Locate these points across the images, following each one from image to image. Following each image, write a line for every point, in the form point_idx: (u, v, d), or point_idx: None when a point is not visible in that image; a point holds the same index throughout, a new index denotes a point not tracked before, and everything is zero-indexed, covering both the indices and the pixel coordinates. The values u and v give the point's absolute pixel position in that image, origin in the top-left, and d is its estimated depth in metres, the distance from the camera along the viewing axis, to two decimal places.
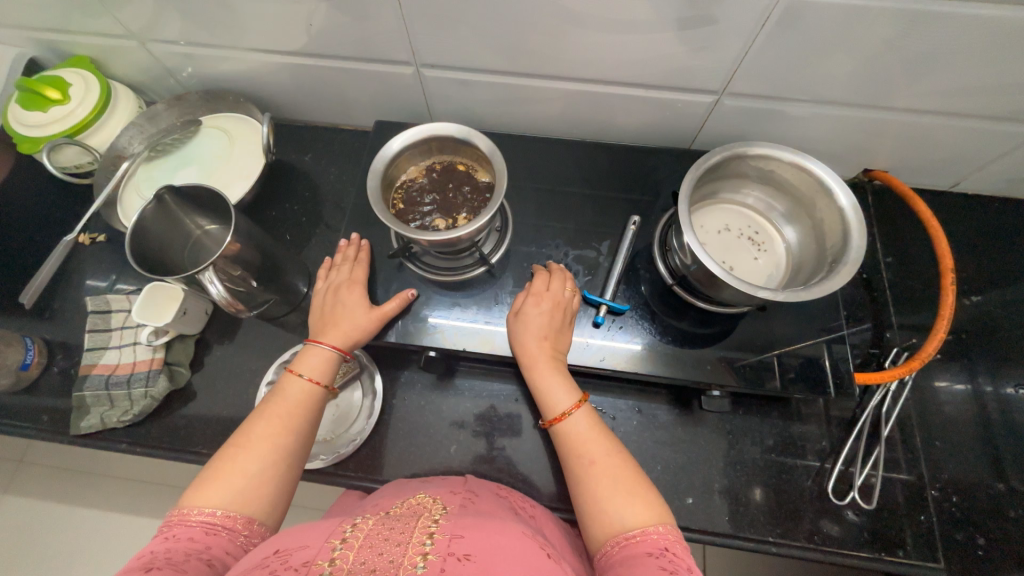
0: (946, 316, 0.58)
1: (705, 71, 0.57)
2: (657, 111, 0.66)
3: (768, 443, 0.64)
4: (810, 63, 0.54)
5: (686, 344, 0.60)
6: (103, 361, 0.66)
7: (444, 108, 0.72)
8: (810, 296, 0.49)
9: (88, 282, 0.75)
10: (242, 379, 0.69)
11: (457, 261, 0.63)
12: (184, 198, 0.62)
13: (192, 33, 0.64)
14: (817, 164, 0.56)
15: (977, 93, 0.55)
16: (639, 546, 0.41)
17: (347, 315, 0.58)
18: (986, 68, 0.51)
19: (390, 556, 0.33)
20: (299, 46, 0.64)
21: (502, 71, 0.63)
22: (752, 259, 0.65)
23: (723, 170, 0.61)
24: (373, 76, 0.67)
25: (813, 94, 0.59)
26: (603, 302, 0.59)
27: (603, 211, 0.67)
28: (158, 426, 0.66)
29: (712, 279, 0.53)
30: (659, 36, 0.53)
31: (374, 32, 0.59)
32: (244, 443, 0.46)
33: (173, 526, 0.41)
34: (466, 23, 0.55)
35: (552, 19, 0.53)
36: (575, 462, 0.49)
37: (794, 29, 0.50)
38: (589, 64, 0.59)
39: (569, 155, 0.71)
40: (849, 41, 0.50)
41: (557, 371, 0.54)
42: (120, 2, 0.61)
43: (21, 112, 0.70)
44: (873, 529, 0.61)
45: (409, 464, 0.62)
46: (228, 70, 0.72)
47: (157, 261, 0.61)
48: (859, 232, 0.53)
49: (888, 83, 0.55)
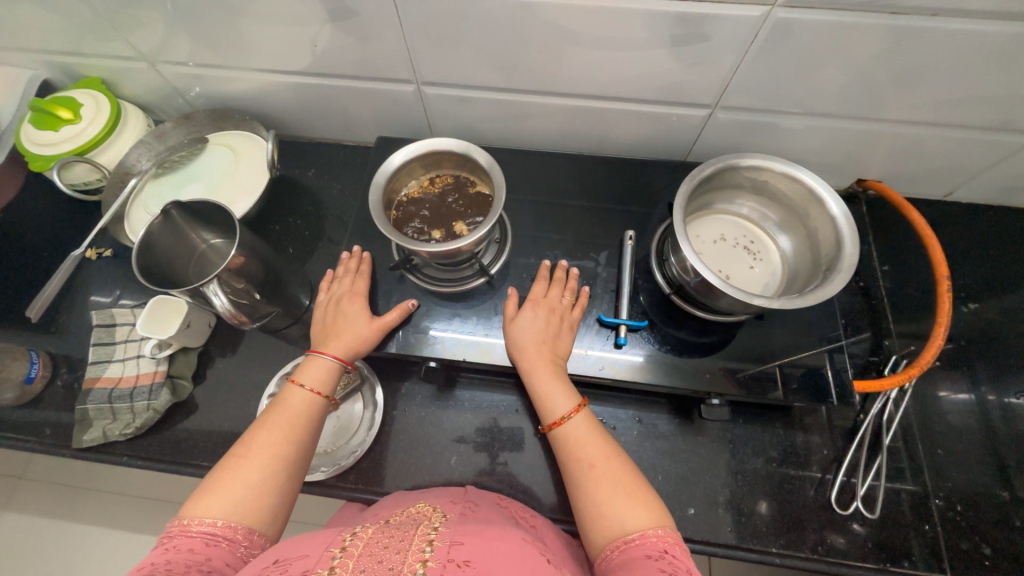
0: (944, 323, 0.59)
1: (699, 85, 0.59)
2: (654, 125, 0.67)
3: (770, 453, 0.64)
4: (800, 78, 0.55)
5: (686, 352, 0.60)
6: (107, 375, 0.66)
7: (444, 124, 0.74)
8: (806, 303, 0.50)
9: (93, 297, 0.76)
10: (244, 391, 0.69)
11: (457, 272, 0.63)
12: (190, 212, 0.63)
13: (201, 54, 0.67)
14: (808, 173, 0.57)
15: (964, 105, 0.56)
16: (638, 548, 0.41)
17: (348, 326, 0.58)
18: (970, 80, 0.53)
19: (390, 562, 0.33)
20: (303, 66, 0.66)
21: (500, 87, 0.64)
22: (748, 268, 0.65)
23: (717, 180, 0.62)
24: (375, 93, 0.69)
25: (804, 106, 0.60)
26: (621, 323, 0.59)
27: (601, 222, 0.68)
28: (160, 439, 0.66)
29: (709, 288, 0.53)
30: (652, 53, 0.55)
31: (376, 52, 0.61)
32: (245, 453, 0.46)
33: (173, 537, 0.40)
34: (466, 41, 0.57)
35: (549, 37, 0.55)
36: (574, 466, 0.49)
37: (781, 46, 0.51)
38: (586, 80, 0.61)
39: (567, 168, 0.73)
40: (837, 56, 0.52)
41: (557, 376, 0.54)
42: (132, 24, 0.63)
43: (33, 131, 0.72)
44: (878, 539, 0.60)
45: (408, 475, 0.62)
46: (234, 89, 0.74)
47: (162, 275, 0.62)
48: (852, 239, 0.54)
49: (877, 94, 0.57)
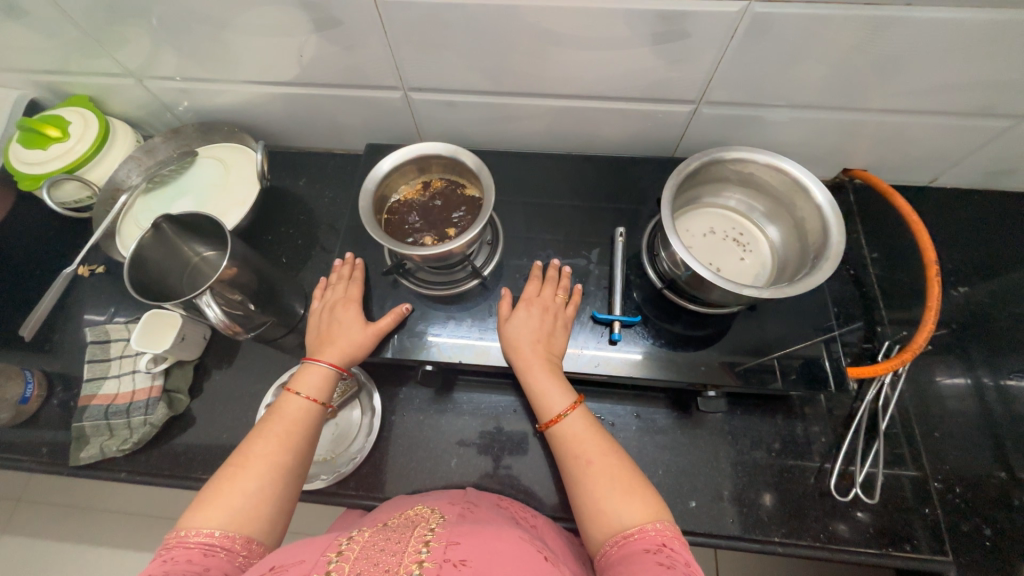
0: (933, 308, 0.59)
1: (682, 82, 0.60)
2: (640, 122, 0.68)
3: (768, 443, 0.64)
4: (781, 71, 0.56)
5: (680, 346, 0.60)
6: (103, 392, 0.66)
7: (433, 129, 0.75)
8: (795, 292, 0.50)
9: (87, 315, 0.76)
10: (242, 402, 0.69)
11: (450, 275, 0.63)
12: (181, 226, 0.63)
13: (187, 69, 0.67)
14: (791, 163, 0.58)
15: (942, 92, 0.57)
16: (637, 543, 0.41)
17: (343, 333, 0.58)
18: (947, 66, 0.53)
19: (386, 564, 0.33)
20: (290, 77, 0.67)
21: (486, 91, 0.65)
22: (738, 259, 0.66)
23: (703, 174, 0.63)
24: (362, 101, 0.70)
25: (786, 99, 0.61)
26: (614, 319, 0.59)
27: (592, 221, 0.69)
28: (158, 454, 0.65)
29: (700, 281, 0.54)
30: (635, 51, 0.55)
31: (363, 60, 0.62)
32: (241, 462, 0.46)
33: (170, 549, 0.40)
34: (451, 48, 0.58)
35: (532, 39, 0.55)
36: (572, 462, 0.49)
37: (761, 40, 0.52)
38: (570, 80, 0.61)
39: (556, 168, 0.73)
40: (814, 49, 0.53)
41: (552, 374, 0.54)
42: (118, 41, 0.63)
43: (22, 150, 0.72)
44: (880, 525, 0.60)
45: (409, 480, 0.62)
46: (222, 103, 0.75)
47: (156, 289, 0.63)
48: (838, 226, 0.55)
49: (857, 85, 0.58)
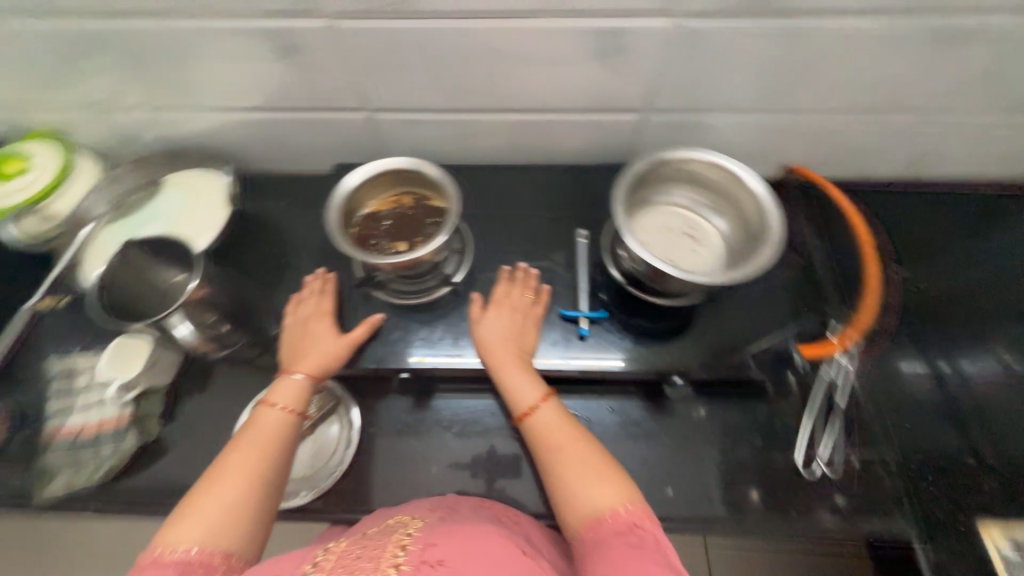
0: (871, 289, 0.65)
1: (629, 93, 0.64)
2: (597, 134, 0.72)
3: (742, 428, 0.66)
4: (715, 78, 0.62)
5: (644, 338, 0.64)
6: (70, 424, 0.64)
7: (398, 147, 0.76)
8: (744, 278, 0.55)
9: (44, 350, 0.71)
10: (216, 428, 0.67)
11: (421, 284, 0.65)
12: (147, 250, 0.67)
13: (154, 98, 0.68)
14: (729, 159, 0.63)
15: (857, 92, 0.64)
16: (608, 525, 0.43)
17: (318, 346, 0.59)
18: (856, 68, 0.60)
19: (362, 570, 0.34)
20: (255, 102, 0.68)
21: (447, 109, 0.68)
22: (693, 252, 0.70)
23: (651, 174, 0.67)
24: (328, 124, 0.72)
25: (725, 104, 0.66)
26: (580, 316, 0.64)
27: (557, 226, 0.72)
28: (128, 486, 0.63)
29: (659, 274, 0.58)
30: (582, 66, 0.60)
31: (327, 84, 0.64)
32: (217, 476, 0.46)
33: (144, 568, 0.40)
34: (410, 69, 0.61)
35: (486, 58, 0.59)
36: (545, 453, 0.50)
37: (693, 51, 0.58)
38: (526, 95, 0.65)
39: (521, 179, 0.77)
40: (740, 56, 0.58)
41: (523, 370, 0.56)
42: (82, 75, 0.65)
43: None
44: (855, 502, 0.60)
45: (388, 491, 0.61)
46: (189, 131, 0.75)
47: (127, 312, 0.66)
48: (774, 214, 0.61)
49: (784, 89, 0.64)
